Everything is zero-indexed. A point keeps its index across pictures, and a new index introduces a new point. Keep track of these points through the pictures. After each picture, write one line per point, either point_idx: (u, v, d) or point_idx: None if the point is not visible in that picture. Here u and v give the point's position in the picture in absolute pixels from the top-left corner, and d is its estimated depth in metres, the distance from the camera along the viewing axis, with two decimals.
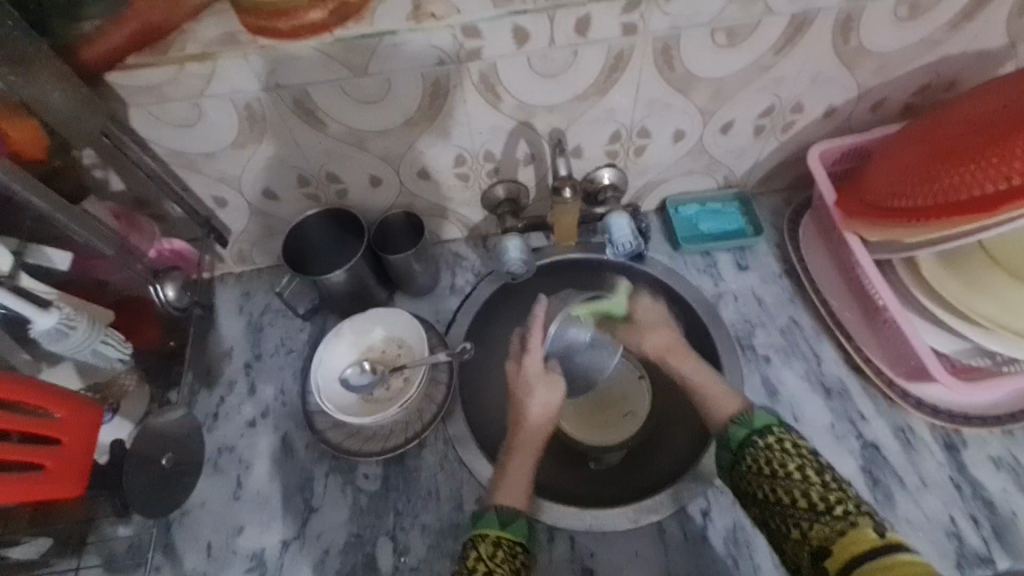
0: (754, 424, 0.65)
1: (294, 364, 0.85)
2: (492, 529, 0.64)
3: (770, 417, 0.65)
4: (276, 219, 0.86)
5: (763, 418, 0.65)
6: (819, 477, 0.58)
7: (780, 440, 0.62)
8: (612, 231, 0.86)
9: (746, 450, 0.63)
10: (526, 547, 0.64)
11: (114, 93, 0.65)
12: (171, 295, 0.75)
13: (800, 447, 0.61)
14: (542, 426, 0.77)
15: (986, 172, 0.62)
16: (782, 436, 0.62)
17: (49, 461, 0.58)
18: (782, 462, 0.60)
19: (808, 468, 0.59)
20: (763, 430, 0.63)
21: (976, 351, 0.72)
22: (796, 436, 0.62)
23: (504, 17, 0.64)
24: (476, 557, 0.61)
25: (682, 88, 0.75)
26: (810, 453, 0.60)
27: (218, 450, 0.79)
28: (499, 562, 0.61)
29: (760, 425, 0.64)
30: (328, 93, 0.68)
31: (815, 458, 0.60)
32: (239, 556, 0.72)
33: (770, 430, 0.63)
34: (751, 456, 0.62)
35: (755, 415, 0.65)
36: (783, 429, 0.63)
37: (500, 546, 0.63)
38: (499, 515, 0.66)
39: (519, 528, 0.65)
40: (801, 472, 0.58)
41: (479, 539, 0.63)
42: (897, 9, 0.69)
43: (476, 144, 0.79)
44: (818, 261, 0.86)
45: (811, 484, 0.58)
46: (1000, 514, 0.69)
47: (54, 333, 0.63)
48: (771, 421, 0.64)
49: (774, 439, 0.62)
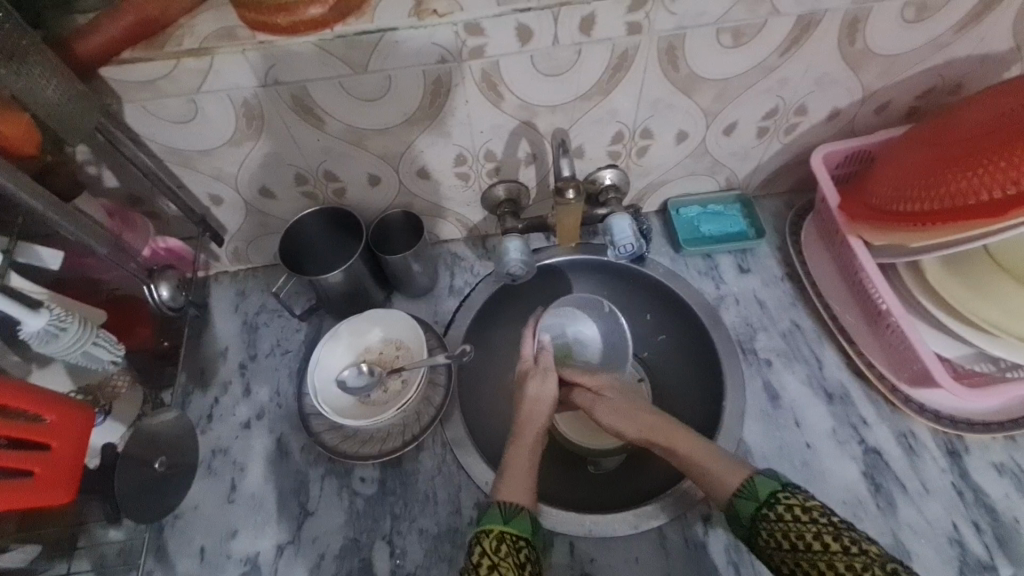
0: (758, 495, 0.61)
1: (290, 365, 0.84)
2: (495, 524, 0.63)
3: (771, 482, 0.62)
4: (272, 218, 0.85)
5: (766, 485, 0.62)
6: (838, 542, 0.55)
7: (791, 508, 0.59)
8: (614, 233, 0.82)
9: (760, 524, 0.60)
10: (531, 542, 0.63)
11: (109, 87, 0.63)
12: (165, 295, 0.73)
13: (811, 510, 0.58)
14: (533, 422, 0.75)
15: (994, 177, 0.61)
16: (791, 500, 0.59)
17: (38, 467, 0.56)
18: (799, 534, 0.57)
19: (826, 534, 0.56)
20: (769, 501, 0.60)
21: (979, 357, 0.72)
22: (803, 496, 0.59)
23: (508, 14, 0.63)
24: (480, 553, 0.60)
25: (686, 89, 0.74)
26: (822, 513, 0.58)
27: (212, 452, 0.78)
28: (503, 557, 0.60)
29: (766, 495, 0.61)
30: (327, 90, 0.67)
31: (827, 518, 0.57)
32: (233, 560, 0.71)
33: (777, 498, 0.60)
34: (766, 531, 0.59)
35: (757, 482, 0.62)
36: (789, 494, 0.60)
37: (504, 540, 0.61)
38: (502, 511, 0.64)
39: (523, 523, 0.64)
40: (819, 543, 0.56)
41: (483, 535, 0.62)
42: (904, 11, 0.69)
43: (477, 144, 0.78)
44: (820, 265, 0.85)
45: (834, 552, 0.55)
46: (1003, 521, 0.69)
47: (43, 334, 0.60)
48: (774, 486, 0.61)
49: (783, 507, 0.59)
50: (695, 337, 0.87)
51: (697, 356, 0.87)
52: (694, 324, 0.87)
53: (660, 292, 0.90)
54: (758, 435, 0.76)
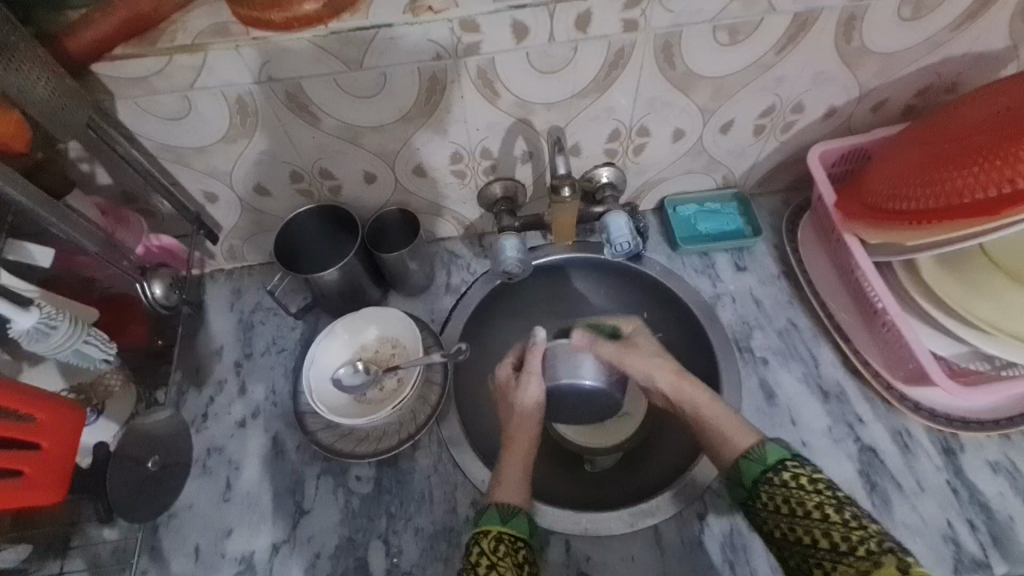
0: (766, 460, 0.63)
1: (285, 363, 0.83)
2: (493, 524, 0.63)
3: (781, 449, 0.64)
4: (267, 216, 0.85)
5: (775, 452, 0.64)
6: (839, 515, 0.57)
7: (795, 476, 0.61)
8: (610, 231, 0.82)
9: (762, 488, 0.62)
10: (528, 543, 0.63)
11: (101, 83, 0.63)
12: (158, 294, 0.72)
13: (817, 480, 0.60)
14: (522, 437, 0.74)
15: (991, 175, 0.61)
16: (798, 469, 0.62)
17: (28, 467, 0.56)
18: (801, 500, 0.59)
19: (828, 506, 0.58)
20: (776, 466, 0.62)
21: (975, 355, 0.72)
22: (810, 468, 0.61)
23: (504, 11, 0.62)
24: (479, 553, 0.61)
25: (682, 86, 0.74)
26: (828, 486, 0.60)
27: (207, 450, 0.77)
28: (501, 556, 0.60)
29: (774, 460, 0.63)
30: (322, 87, 0.67)
31: (832, 491, 0.59)
32: (227, 559, 0.71)
33: (785, 466, 0.62)
34: (766, 493, 0.61)
35: (766, 448, 0.64)
36: (797, 463, 0.62)
37: (502, 540, 0.62)
38: (500, 512, 0.65)
39: (520, 523, 0.64)
40: (819, 512, 0.58)
41: (481, 535, 0.62)
42: (901, 9, 0.68)
43: (473, 142, 0.77)
44: (816, 263, 0.85)
45: (833, 523, 0.57)
46: (998, 519, 0.69)
47: (34, 333, 0.60)
48: (784, 453, 0.63)
49: (789, 475, 0.61)
50: (692, 335, 0.87)
51: (693, 354, 0.87)
52: (690, 323, 0.87)
53: (656, 290, 0.89)
54: None
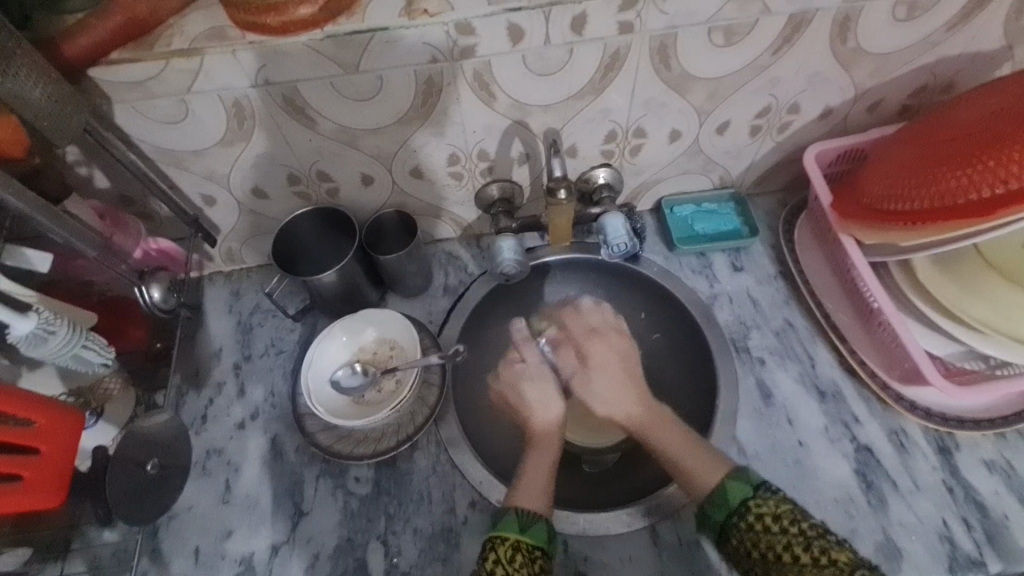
0: (729, 502, 0.63)
1: (284, 365, 0.84)
2: (510, 532, 0.63)
3: (743, 487, 0.63)
4: (265, 218, 0.85)
5: (737, 490, 0.63)
6: (808, 555, 0.57)
7: (760, 518, 0.60)
8: (607, 232, 0.83)
9: (730, 530, 0.62)
10: (547, 551, 0.63)
11: (98, 88, 0.63)
12: (157, 297, 0.73)
13: (781, 518, 0.60)
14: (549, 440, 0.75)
15: (984, 175, 0.61)
16: (761, 509, 0.61)
17: (27, 472, 0.56)
18: (767, 545, 0.59)
19: (797, 546, 0.58)
20: (740, 509, 0.62)
21: (970, 355, 0.72)
22: (774, 504, 0.61)
23: (499, 14, 0.62)
24: (494, 560, 0.61)
25: (678, 87, 0.74)
26: (793, 521, 0.59)
27: (206, 452, 0.78)
28: (518, 566, 0.60)
29: (737, 504, 0.62)
30: (318, 91, 0.67)
31: (798, 527, 0.59)
32: (227, 561, 0.71)
33: (748, 508, 0.62)
34: (735, 538, 0.61)
35: (727, 488, 0.64)
36: (761, 501, 0.62)
37: (519, 549, 0.62)
38: (518, 518, 0.64)
39: (540, 531, 0.64)
40: (789, 554, 0.58)
41: (498, 541, 0.63)
42: (896, 10, 0.69)
43: (469, 144, 0.78)
44: (812, 263, 0.85)
45: (804, 565, 0.57)
46: (992, 517, 0.69)
47: (33, 337, 0.61)
48: (746, 492, 0.63)
49: (754, 516, 0.61)
50: (690, 335, 0.87)
51: (691, 354, 0.88)
52: (688, 323, 0.87)
53: (653, 290, 0.90)
54: (751, 432, 0.77)
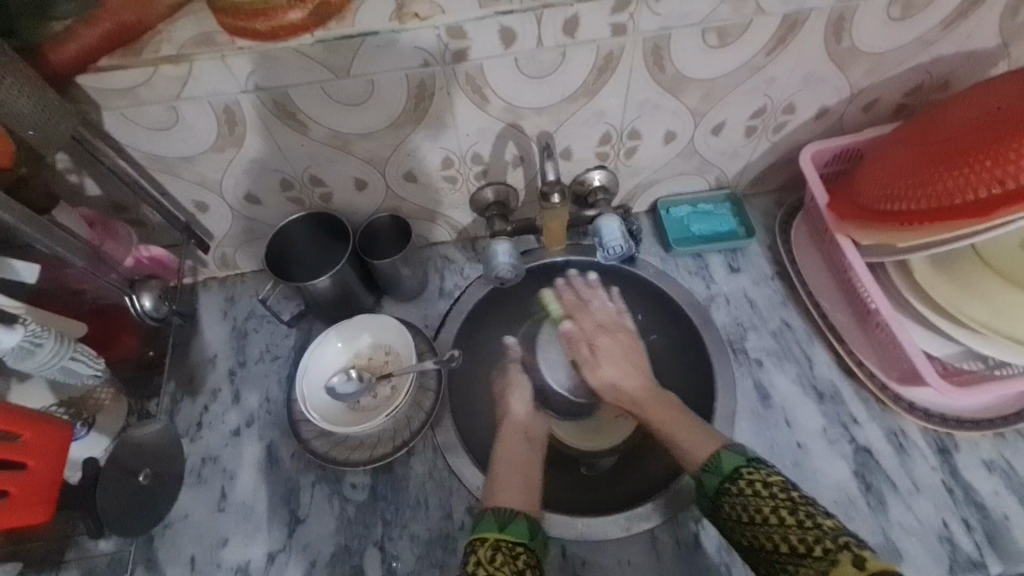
0: (722, 469, 0.63)
1: (279, 371, 0.83)
2: (490, 532, 0.62)
3: (737, 457, 0.63)
4: (259, 223, 0.84)
5: (731, 460, 0.63)
6: (793, 516, 0.56)
7: (751, 483, 0.60)
8: (603, 234, 0.82)
9: (722, 498, 0.61)
10: (528, 547, 0.63)
11: (86, 95, 0.63)
12: (148, 306, 0.74)
13: (771, 485, 0.59)
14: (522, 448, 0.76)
15: (981, 175, 0.60)
16: (753, 474, 0.61)
17: (13, 487, 0.56)
18: (756, 508, 0.58)
19: (783, 508, 0.57)
20: (733, 475, 0.62)
21: (968, 355, 0.72)
22: (766, 472, 0.61)
23: (490, 17, 0.62)
24: (476, 561, 0.60)
25: (672, 89, 0.74)
26: (783, 488, 0.59)
27: (202, 460, 0.77)
28: (500, 565, 0.59)
29: (730, 470, 0.62)
30: (309, 95, 0.66)
31: (786, 493, 0.58)
32: (223, 569, 0.71)
33: (740, 473, 0.61)
34: (727, 505, 0.60)
35: (724, 458, 0.64)
36: (752, 469, 0.61)
37: (499, 548, 0.61)
38: (498, 517, 0.64)
39: (519, 528, 0.63)
40: (775, 516, 0.57)
41: (478, 543, 0.62)
42: (890, 9, 0.68)
43: (463, 146, 0.77)
44: (810, 265, 0.85)
45: (789, 527, 0.56)
46: (993, 518, 0.69)
47: (19, 351, 0.60)
48: (738, 461, 0.63)
49: (745, 482, 0.60)
50: (687, 337, 0.87)
51: (687, 356, 0.88)
52: (685, 324, 0.87)
53: (651, 292, 0.89)
54: (749, 435, 0.76)
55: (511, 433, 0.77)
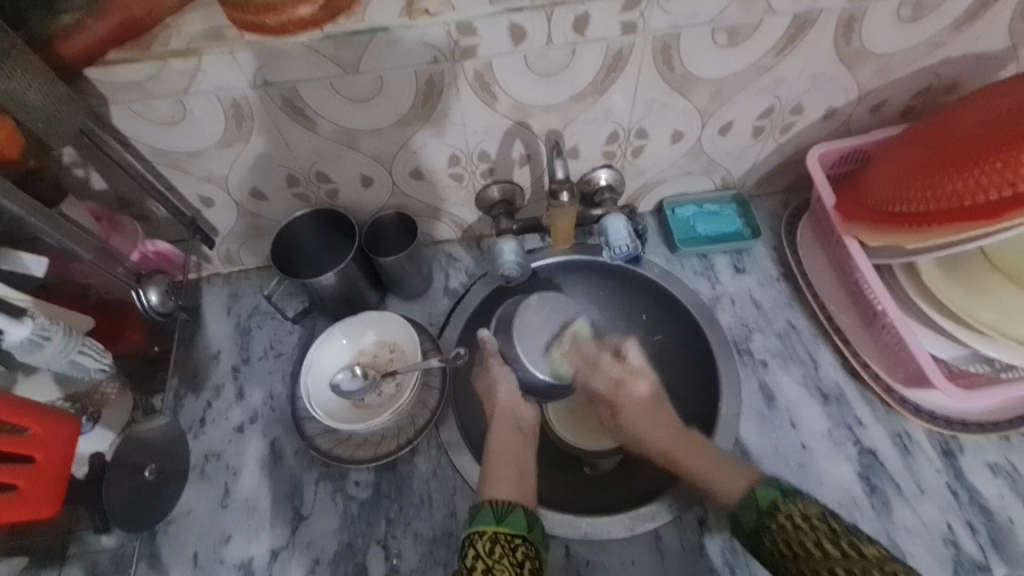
0: (759, 504, 0.62)
1: (283, 368, 0.83)
2: (488, 525, 0.63)
3: (773, 489, 0.62)
4: (264, 220, 0.84)
5: (767, 493, 0.62)
6: (838, 548, 0.56)
7: (791, 516, 0.59)
8: (609, 234, 0.82)
9: (763, 534, 0.61)
10: (527, 538, 0.63)
11: (95, 88, 0.62)
12: (154, 300, 0.72)
13: (810, 516, 0.59)
14: (508, 442, 0.76)
15: (991, 178, 0.60)
16: (790, 508, 0.60)
17: (22, 481, 0.56)
18: (800, 543, 0.57)
19: (827, 541, 0.57)
20: (770, 510, 0.61)
21: (973, 357, 0.72)
22: (803, 504, 0.60)
23: (501, 14, 0.62)
24: (475, 555, 0.60)
25: (680, 88, 0.74)
26: (821, 519, 0.58)
27: (205, 456, 0.77)
28: (498, 558, 0.60)
29: (767, 505, 0.61)
30: (318, 92, 0.66)
31: (826, 523, 0.58)
32: (225, 566, 0.70)
33: (778, 507, 0.61)
34: (769, 542, 0.60)
35: (758, 492, 0.63)
36: (789, 501, 0.61)
37: (498, 541, 0.61)
38: (494, 511, 0.65)
39: (516, 521, 0.64)
40: (819, 550, 0.57)
41: (476, 536, 0.62)
42: (900, 10, 0.68)
43: (470, 145, 0.77)
44: (815, 265, 0.84)
45: (835, 559, 0.56)
46: (997, 521, 0.69)
47: (28, 344, 0.60)
48: (774, 495, 0.62)
49: (784, 516, 0.60)
50: (691, 338, 0.87)
51: (691, 356, 0.87)
52: (690, 324, 0.87)
53: (656, 293, 0.89)
54: (754, 435, 0.76)
55: (503, 429, 0.77)
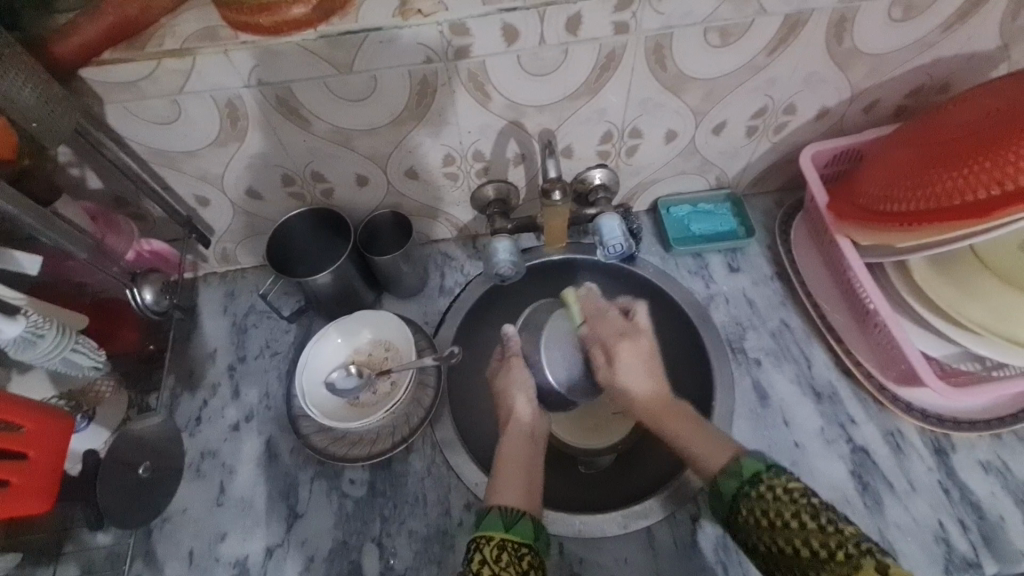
0: (742, 473, 0.61)
1: (279, 367, 0.83)
2: (495, 531, 0.62)
3: (758, 461, 0.61)
4: (260, 219, 0.85)
5: (751, 464, 0.61)
6: (816, 522, 0.55)
7: (772, 487, 0.59)
8: (603, 233, 0.82)
9: (739, 501, 0.60)
10: (533, 547, 0.63)
11: (89, 88, 0.63)
12: (148, 299, 0.73)
13: (793, 490, 0.58)
14: (519, 447, 0.75)
15: (979, 176, 0.61)
16: (774, 480, 0.59)
17: (15, 478, 0.56)
18: (778, 512, 0.57)
19: (805, 514, 0.56)
20: (752, 479, 0.60)
21: (965, 356, 0.72)
22: (787, 478, 0.59)
23: (493, 14, 0.62)
24: (481, 560, 0.59)
25: (674, 88, 0.74)
26: (804, 494, 0.57)
27: (200, 454, 0.77)
28: (505, 566, 0.59)
29: (750, 475, 0.61)
30: (312, 91, 0.67)
31: (808, 499, 0.57)
32: (221, 563, 0.71)
33: (761, 479, 0.60)
34: (745, 508, 0.59)
35: (743, 461, 0.62)
36: (774, 474, 0.60)
37: (505, 548, 0.61)
38: (502, 517, 0.64)
39: (524, 529, 0.63)
40: (797, 522, 0.56)
41: (483, 541, 0.61)
42: (892, 10, 0.68)
43: (464, 144, 0.77)
44: (809, 265, 0.85)
45: (811, 531, 0.55)
46: (989, 519, 0.69)
47: (21, 342, 0.61)
48: (759, 467, 0.61)
49: (765, 486, 0.59)
50: (685, 337, 0.87)
51: (685, 355, 0.88)
52: (684, 323, 0.87)
53: (651, 292, 0.90)
54: (747, 433, 0.77)
55: (513, 436, 0.76)
